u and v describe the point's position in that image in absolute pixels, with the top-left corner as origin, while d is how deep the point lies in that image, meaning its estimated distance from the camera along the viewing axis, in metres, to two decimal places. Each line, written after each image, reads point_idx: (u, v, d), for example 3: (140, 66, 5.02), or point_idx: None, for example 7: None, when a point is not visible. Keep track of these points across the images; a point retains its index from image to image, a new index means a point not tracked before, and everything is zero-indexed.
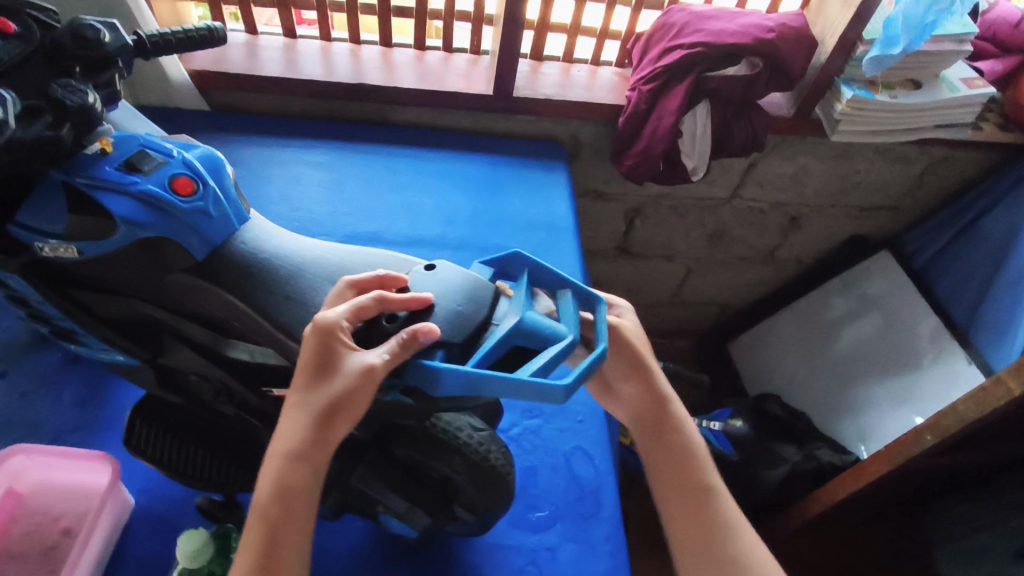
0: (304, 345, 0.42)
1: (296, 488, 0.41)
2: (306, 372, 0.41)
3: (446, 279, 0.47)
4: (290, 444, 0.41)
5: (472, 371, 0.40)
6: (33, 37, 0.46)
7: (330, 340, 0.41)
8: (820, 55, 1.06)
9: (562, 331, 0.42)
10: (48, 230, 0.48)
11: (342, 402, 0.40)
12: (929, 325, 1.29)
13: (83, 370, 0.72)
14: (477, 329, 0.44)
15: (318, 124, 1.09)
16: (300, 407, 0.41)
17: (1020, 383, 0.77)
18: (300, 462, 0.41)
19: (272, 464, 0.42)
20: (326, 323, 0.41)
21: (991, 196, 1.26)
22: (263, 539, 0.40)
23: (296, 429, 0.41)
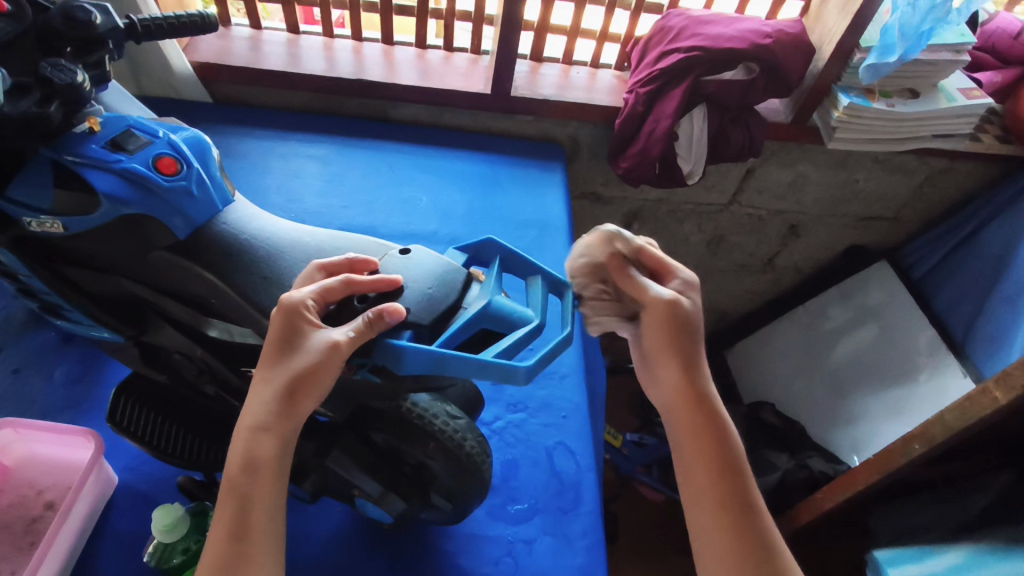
0: (271, 323, 0.43)
1: (261, 461, 0.41)
2: (272, 349, 0.42)
3: (422, 261, 0.48)
4: (257, 419, 0.42)
5: (437, 350, 0.41)
6: (25, 15, 0.47)
7: (295, 317, 0.42)
8: (817, 62, 1.07)
9: (529, 316, 0.45)
10: (36, 205, 0.49)
11: (307, 377, 0.41)
12: (926, 336, 1.29)
13: (76, 351, 0.74)
14: (447, 310, 0.45)
15: (319, 119, 1.11)
16: (266, 382, 0.42)
17: (1006, 392, 0.77)
18: (266, 439, 0.42)
19: (238, 438, 0.42)
20: (292, 301, 0.42)
21: (991, 209, 1.25)
22: (227, 511, 0.41)
23: (262, 404, 0.42)
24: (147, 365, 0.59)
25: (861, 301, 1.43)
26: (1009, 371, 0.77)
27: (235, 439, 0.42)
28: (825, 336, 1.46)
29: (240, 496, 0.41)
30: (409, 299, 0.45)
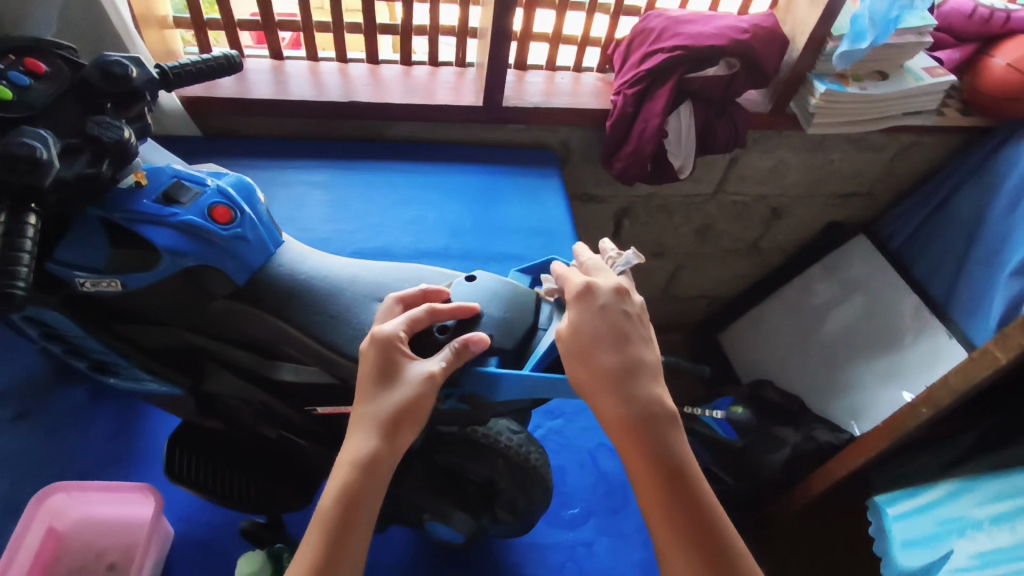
0: (363, 358, 0.44)
1: (365, 494, 0.42)
2: (367, 384, 0.43)
3: (489, 281, 0.50)
4: (357, 453, 0.43)
5: (532, 375, 0.45)
6: (65, 76, 0.47)
7: (390, 350, 0.43)
8: (791, 52, 1.11)
9: None
10: (85, 265, 0.48)
11: (410, 409, 0.43)
12: (910, 303, 1.36)
13: (109, 404, 0.74)
14: (525, 332, 0.48)
15: (313, 144, 1.10)
16: (365, 415, 0.43)
17: (1007, 352, 0.82)
18: (368, 471, 0.42)
19: (339, 472, 0.43)
20: (385, 335, 0.43)
21: (958, 177, 1.33)
22: (335, 545, 0.41)
23: (362, 438, 0.43)
24: (202, 414, 0.59)
25: (843, 275, 1.50)
26: (1007, 332, 0.82)
27: (337, 472, 0.43)
28: (813, 311, 1.52)
29: (343, 534, 0.41)
30: (492, 323, 0.46)
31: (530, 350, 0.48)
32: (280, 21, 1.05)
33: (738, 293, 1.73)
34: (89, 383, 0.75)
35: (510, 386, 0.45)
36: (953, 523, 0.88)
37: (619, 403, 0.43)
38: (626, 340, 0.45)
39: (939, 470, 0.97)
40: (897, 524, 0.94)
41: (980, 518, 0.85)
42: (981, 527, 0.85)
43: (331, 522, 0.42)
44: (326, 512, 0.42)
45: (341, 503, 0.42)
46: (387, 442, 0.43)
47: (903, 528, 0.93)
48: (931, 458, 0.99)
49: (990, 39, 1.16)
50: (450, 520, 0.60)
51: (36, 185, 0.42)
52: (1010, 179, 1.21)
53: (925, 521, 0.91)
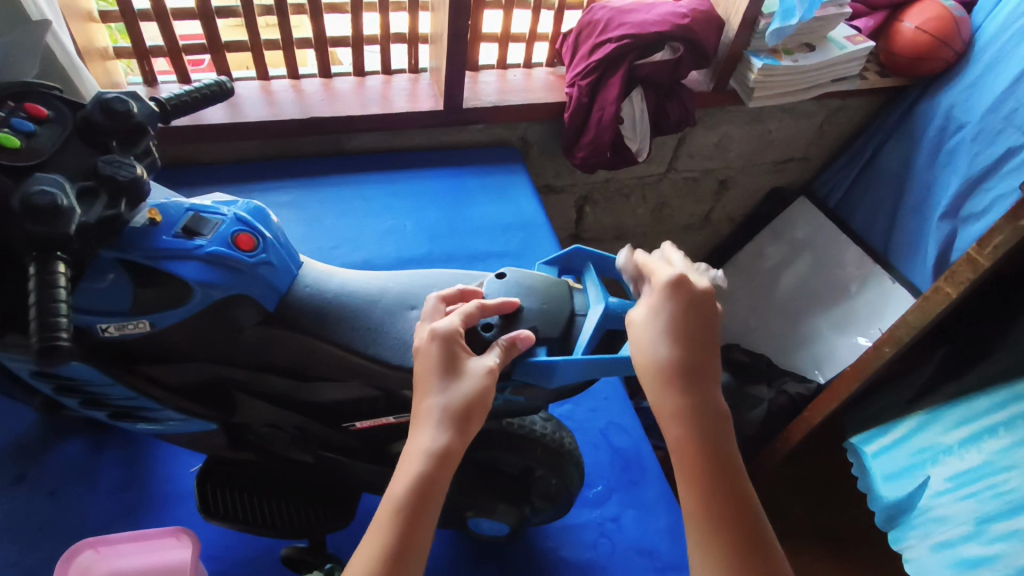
0: (423, 354, 0.46)
1: (436, 484, 0.44)
2: (432, 377, 0.45)
3: (528, 277, 0.53)
4: (427, 444, 0.44)
5: (588, 358, 0.48)
6: (68, 118, 0.46)
7: (451, 344, 0.46)
8: (728, 32, 1.18)
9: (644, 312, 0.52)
10: (112, 310, 0.47)
11: (475, 399, 0.45)
12: (853, 255, 1.47)
13: (111, 455, 0.70)
14: (567, 320, 0.51)
15: (276, 164, 1.08)
16: (434, 407, 0.44)
17: (956, 287, 0.91)
18: (440, 462, 0.44)
19: (410, 462, 0.44)
20: (446, 330, 0.46)
21: (882, 134, 1.44)
22: (415, 534, 0.42)
23: (431, 430, 0.44)
24: (233, 447, 0.58)
25: (790, 237, 1.60)
26: (955, 269, 0.91)
27: (406, 466, 0.44)
28: (766, 273, 1.62)
29: (417, 523, 0.42)
30: (537, 314, 0.50)
31: (575, 337, 0.51)
32: (227, 42, 1.02)
33: (694, 265, 1.81)
34: (88, 435, 0.71)
35: (569, 372, 0.48)
36: (925, 453, 1.00)
37: (687, 420, 0.45)
38: (697, 333, 0.47)
39: (907, 405, 1.05)
40: (876, 460, 1.07)
41: (949, 444, 0.96)
42: (951, 452, 0.96)
43: (407, 511, 0.43)
44: (398, 503, 0.43)
45: (415, 494, 0.43)
46: (457, 434, 0.44)
47: (882, 464, 1.06)
48: (895, 394, 1.07)
49: (899, 5, 1.26)
50: (495, 513, 0.62)
51: (61, 233, 0.40)
52: (929, 131, 1.32)
53: (900, 457, 1.03)
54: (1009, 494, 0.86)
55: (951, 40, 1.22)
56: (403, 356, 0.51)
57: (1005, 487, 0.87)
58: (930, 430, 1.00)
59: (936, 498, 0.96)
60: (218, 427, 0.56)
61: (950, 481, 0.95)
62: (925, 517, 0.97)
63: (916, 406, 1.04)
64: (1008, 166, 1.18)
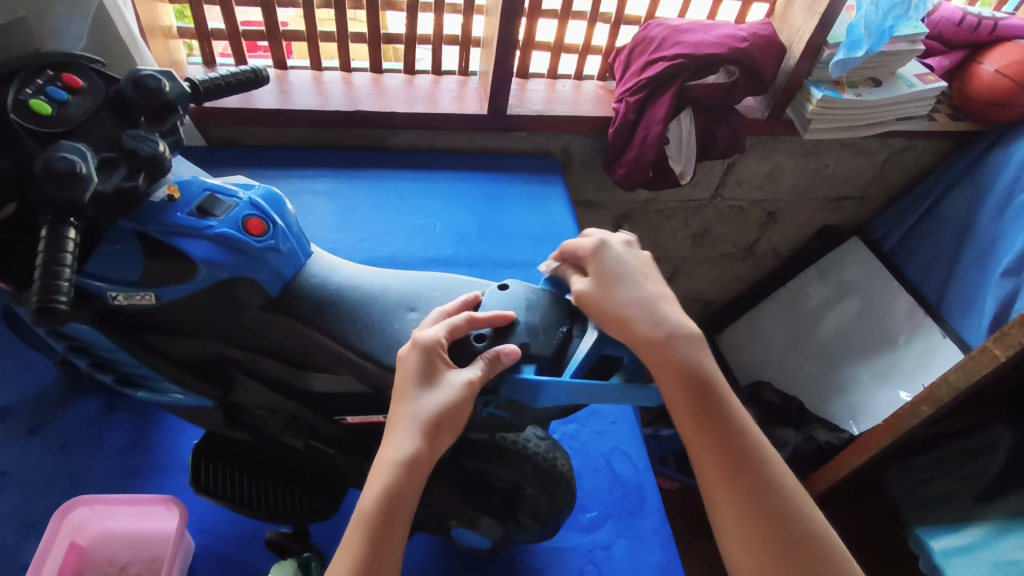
0: (404, 363, 0.47)
1: (406, 494, 0.44)
2: (409, 388, 0.45)
3: (526, 292, 0.53)
4: (399, 455, 0.44)
5: (575, 381, 0.47)
6: (100, 91, 0.47)
7: (431, 355, 0.46)
8: (788, 60, 1.14)
9: None
10: (120, 278, 0.48)
11: (449, 411, 0.45)
12: (904, 303, 1.40)
13: (122, 418, 0.72)
14: (561, 338, 0.51)
15: (319, 153, 1.10)
16: (409, 417, 0.45)
17: (1006, 349, 0.85)
18: (413, 473, 0.44)
19: (380, 471, 0.44)
20: (427, 341, 0.46)
21: (948, 180, 1.37)
22: (383, 544, 0.42)
23: (405, 440, 0.44)
24: (229, 425, 0.59)
25: (837, 277, 1.53)
26: (1006, 330, 0.85)
27: (376, 475, 0.44)
28: (808, 313, 1.55)
29: (382, 532, 0.43)
30: (529, 328, 0.50)
31: (567, 358, 0.51)
32: (285, 31, 1.05)
33: (733, 296, 1.76)
34: (103, 395, 0.73)
35: (554, 392, 0.48)
36: (1009, 567, 0.86)
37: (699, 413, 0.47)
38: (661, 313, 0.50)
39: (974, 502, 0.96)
40: (948, 562, 0.92)
41: None
42: None
43: (375, 521, 0.43)
44: (367, 513, 0.43)
45: (384, 504, 0.43)
46: (429, 446, 0.45)
47: (958, 569, 0.90)
48: (963, 485, 0.99)
49: (978, 46, 1.20)
50: (478, 526, 0.60)
51: (76, 199, 0.42)
52: (998, 182, 1.25)
53: (975, 564, 0.89)
54: None
55: None
56: (394, 356, 0.51)
57: None
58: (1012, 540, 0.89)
59: None
60: (214, 404, 0.56)
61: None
62: None
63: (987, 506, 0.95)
64: None
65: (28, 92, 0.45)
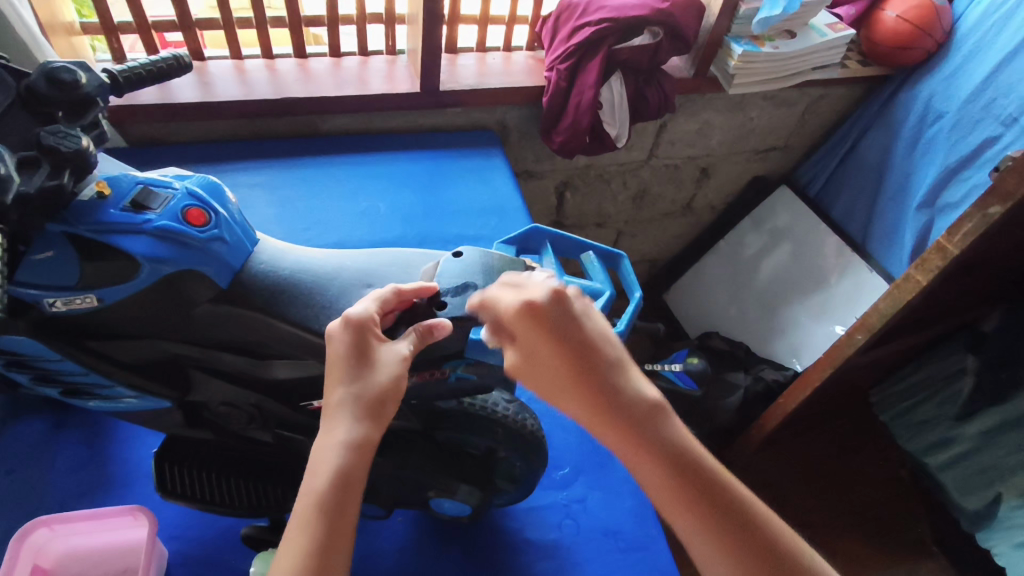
0: (337, 343, 0.47)
1: (356, 474, 0.44)
2: (344, 371, 0.46)
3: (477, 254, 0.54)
4: (344, 436, 0.44)
5: None
6: (11, 88, 0.45)
7: (364, 333, 0.47)
8: (708, 18, 1.17)
9: (599, 288, 0.54)
10: (56, 284, 0.46)
11: (390, 385, 0.46)
12: (832, 244, 1.48)
13: (70, 435, 0.69)
14: None
15: (250, 145, 1.06)
16: (350, 397, 0.45)
17: (927, 275, 0.92)
18: (362, 450, 0.45)
19: (326, 454, 0.44)
20: (359, 319, 0.47)
21: (863, 123, 1.45)
22: (340, 523, 0.43)
23: (346, 421, 0.45)
24: (190, 425, 0.57)
25: (770, 225, 1.61)
26: (925, 257, 0.92)
27: (323, 459, 0.44)
28: (746, 263, 1.63)
29: (338, 509, 0.43)
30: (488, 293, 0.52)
31: None
32: (198, 20, 1.00)
33: (676, 254, 1.82)
34: (48, 413, 0.70)
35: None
36: (991, 474, 1.19)
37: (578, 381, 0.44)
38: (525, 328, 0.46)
39: (954, 421, 1.25)
40: (943, 471, 1.28)
41: (1011, 464, 1.16)
42: (1012, 471, 1.16)
43: (330, 505, 0.43)
44: (319, 496, 0.43)
45: (337, 486, 0.43)
46: (372, 424, 0.45)
47: (952, 477, 1.26)
48: (943, 409, 1.27)
49: None
50: (456, 494, 0.60)
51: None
52: (908, 121, 1.34)
53: (966, 471, 1.23)
54: None
55: (932, 31, 1.23)
56: None
57: None
58: (990, 449, 1.19)
59: (1013, 510, 1.14)
60: (173, 405, 0.55)
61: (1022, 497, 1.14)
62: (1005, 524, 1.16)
63: (965, 423, 1.23)
64: (986, 156, 1.20)
65: None
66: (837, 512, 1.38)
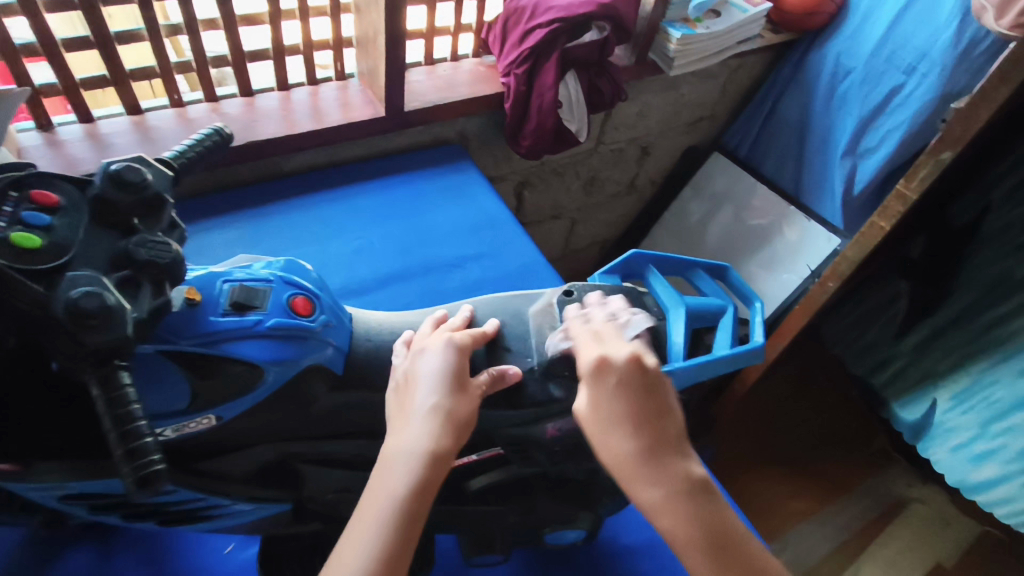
0: (433, 363, 0.48)
1: (431, 484, 0.45)
2: (439, 385, 0.47)
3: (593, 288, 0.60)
4: (427, 446, 0.45)
5: (691, 363, 0.56)
6: (79, 203, 0.39)
7: (462, 356, 0.50)
8: (644, 5, 1.20)
9: (720, 304, 0.62)
10: (167, 410, 0.42)
11: (467, 410, 0.48)
12: (763, 195, 1.63)
13: (126, 559, 0.62)
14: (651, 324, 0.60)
15: (212, 198, 0.98)
16: (438, 414, 0.46)
17: (889, 221, 1.02)
18: (439, 466, 0.45)
19: (404, 467, 0.44)
20: (461, 342, 0.50)
21: (779, 86, 1.55)
22: (407, 538, 0.43)
23: (423, 435, 0.45)
24: (300, 521, 0.54)
25: (710, 191, 1.72)
26: (885, 204, 1.02)
27: (404, 465, 0.45)
28: (694, 228, 1.75)
29: (412, 520, 0.44)
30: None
31: (665, 344, 0.59)
32: (130, 70, 0.90)
33: (624, 231, 1.89)
34: (94, 540, 0.62)
35: (679, 376, 0.57)
36: (925, 382, 1.19)
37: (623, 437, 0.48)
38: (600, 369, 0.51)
39: (893, 339, 1.25)
40: (886, 388, 1.28)
41: (943, 370, 1.16)
42: (947, 378, 1.15)
43: (407, 509, 0.44)
44: (399, 505, 0.43)
45: (417, 491, 0.44)
46: (449, 446, 0.46)
47: (896, 395, 1.26)
48: (883, 331, 1.27)
49: None
50: (576, 521, 0.61)
51: (119, 338, 0.35)
52: (822, 78, 1.42)
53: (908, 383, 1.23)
54: (998, 401, 1.06)
55: None
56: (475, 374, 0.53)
57: (994, 397, 1.07)
58: (926, 359, 1.19)
59: (946, 414, 1.14)
60: (290, 505, 0.51)
61: (953, 398, 1.14)
62: (940, 429, 1.16)
63: (904, 338, 1.23)
64: (896, 102, 1.29)
65: (1, 226, 0.36)
66: (816, 439, 1.45)
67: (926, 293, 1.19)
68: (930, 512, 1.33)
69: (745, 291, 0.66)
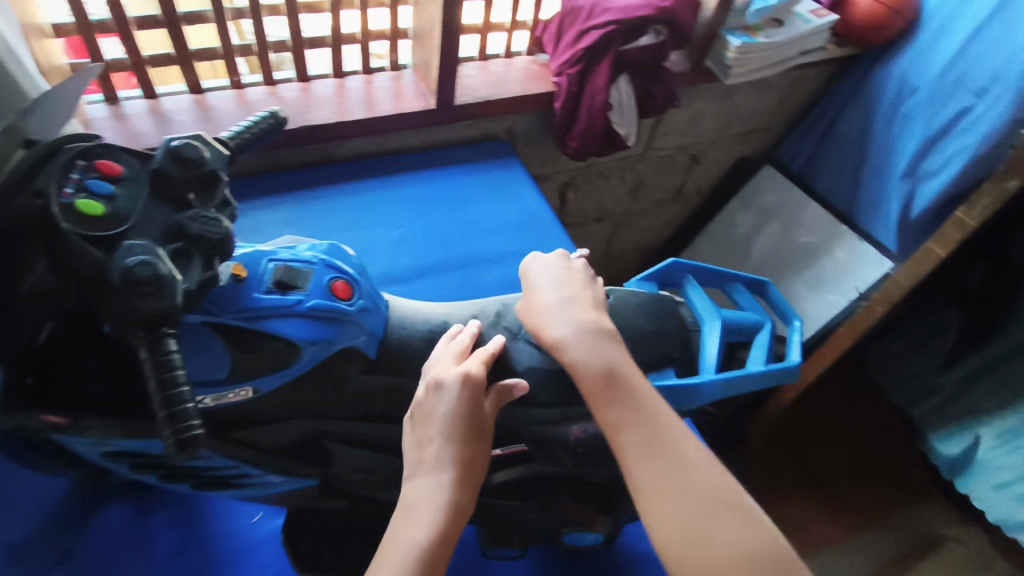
0: (449, 406, 0.48)
1: (451, 534, 0.46)
2: (456, 430, 0.48)
3: (631, 296, 0.60)
4: (448, 495, 0.47)
5: (723, 376, 0.56)
6: (141, 175, 0.41)
7: (477, 394, 0.49)
8: (704, 11, 1.18)
9: (756, 319, 0.62)
10: (208, 378, 0.44)
11: (481, 454, 0.49)
12: (813, 212, 1.58)
13: (161, 518, 0.65)
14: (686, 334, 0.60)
15: (264, 179, 1.01)
16: (455, 463, 0.47)
17: (946, 248, 0.98)
18: (459, 517, 0.47)
19: (426, 517, 0.46)
20: (476, 378, 0.49)
21: (840, 100, 1.50)
22: None
23: (443, 485, 0.46)
24: (326, 497, 0.56)
25: (758, 204, 1.69)
26: (943, 230, 0.98)
27: (425, 514, 0.46)
28: (738, 241, 1.72)
29: (435, 571, 0.45)
30: (654, 334, 0.58)
31: (698, 355, 0.59)
32: (196, 51, 0.94)
33: (667, 239, 1.87)
34: (132, 498, 0.66)
35: (708, 388, 0.56)
36: (968, 418, 1.12)
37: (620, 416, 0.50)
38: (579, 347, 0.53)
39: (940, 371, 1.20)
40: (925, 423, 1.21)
41: (990, 407, 1.11)
42: (994, 415, 1.09)
43: (430, 558, 0.45)
44: (422, 552, 0.45)
45: (439, 543, 0.45)
46: (465, 496, 0.47)
47: (938, 432, 1.17)
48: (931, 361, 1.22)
49: None
50: (595, 525, 0.61)
51: (168, 306, 0.37)
52: (886, 95, 1.37)
53: (951, 417, 1.16)
54: None
55: (903, 10, 1.28)
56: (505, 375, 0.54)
57: None
58: (972, 395, 1.13)
59: (990, 452, 1.08)
60: (318, 481, 0.53)
61: (998, 435, 1.07)
62: (982, 468, 1.09)
63: (949, 371, 1.17)
64: (962, 125, 1.22)
65: (69, 192, 0.38)
66: (851, 466, 1.41)
67: (980, 325, 1.14)
68: (967, 553, 1.28)
69: (783, 309, 0.65)
